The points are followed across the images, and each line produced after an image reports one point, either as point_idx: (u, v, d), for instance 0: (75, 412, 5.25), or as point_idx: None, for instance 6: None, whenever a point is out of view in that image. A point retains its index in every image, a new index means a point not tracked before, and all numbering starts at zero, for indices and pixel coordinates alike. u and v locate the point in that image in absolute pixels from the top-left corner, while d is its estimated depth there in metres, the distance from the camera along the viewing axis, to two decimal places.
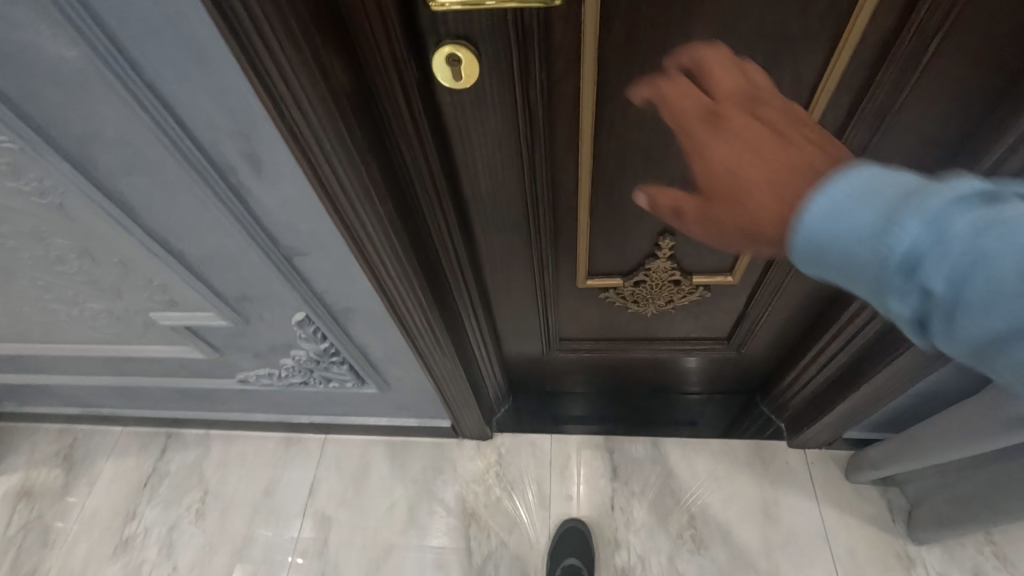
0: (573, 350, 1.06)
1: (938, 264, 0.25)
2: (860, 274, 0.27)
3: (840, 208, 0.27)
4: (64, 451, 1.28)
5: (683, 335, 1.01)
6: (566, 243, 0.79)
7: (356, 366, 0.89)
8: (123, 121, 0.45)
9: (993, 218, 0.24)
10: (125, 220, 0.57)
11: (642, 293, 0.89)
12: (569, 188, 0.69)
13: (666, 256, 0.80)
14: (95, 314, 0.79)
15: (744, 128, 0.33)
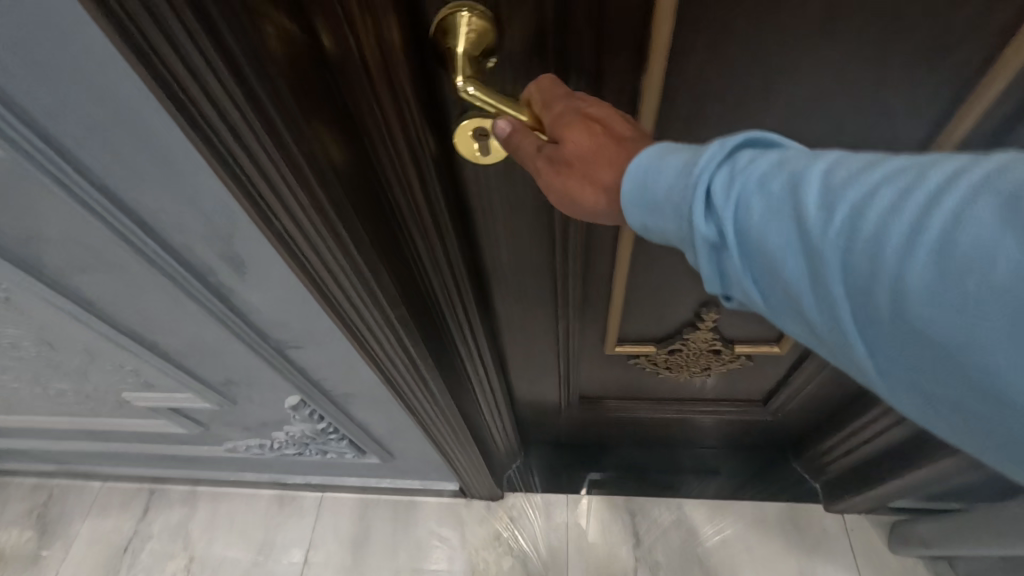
0: (595, 410, 0.98)
1: (724, 192, 0.27)
2: (664, 211, 0.30)
3: (641, 160, 0.31)
4: (37, 510, 1.18)
5: (714, 397, 0.93)
6: (595, 310, 0.71)
7: (357, 441, 0.80)
8: (75, 224, 0.36)
9: (766, 155, 0.27)
10: (85, 315, 0.48)
11: (675, 360, 0.81)
12: (606, 261, 0.62)
13: (707, 327, 0.73)
14: (62, 393, 0.70)
15: (591, 106, 0.37)
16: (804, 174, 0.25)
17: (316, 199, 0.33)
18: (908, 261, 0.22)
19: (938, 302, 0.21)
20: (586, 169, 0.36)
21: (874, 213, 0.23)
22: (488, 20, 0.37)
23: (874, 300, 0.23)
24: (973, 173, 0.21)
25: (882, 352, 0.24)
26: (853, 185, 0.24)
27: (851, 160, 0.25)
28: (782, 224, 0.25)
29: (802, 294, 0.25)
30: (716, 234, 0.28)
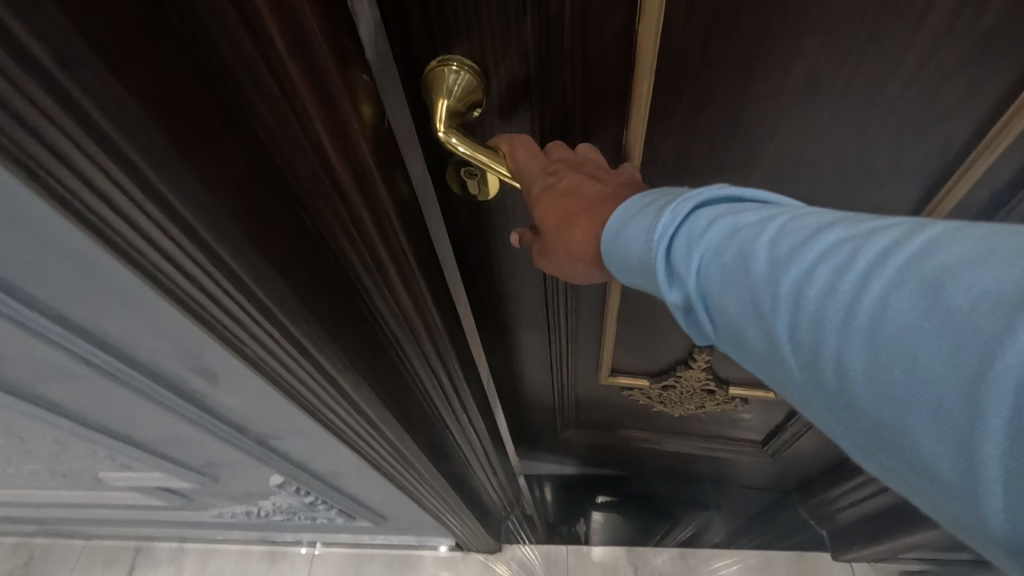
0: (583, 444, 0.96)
1: (686, 262, 0.28)
2: (642, 276, 0.31)
3: (619, 227, 0.32)
4: (18, 571, 1.14)
5: (712, 436, 0.91)
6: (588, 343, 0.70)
7: (347, 509, 0.77)
8: (29, 346, 0.34)
9: (722, 223, 0.27)
10: (50, 416, 0.45)
11: (670, 396, 0.80)
12: (595, 293, 0.61)
13: (700, 367, 0.71)
14: (36, 473, 0.66)
15: (566, 182, 0.38)
16: (750, 242, 0.25)
17: (279, 323, 0.30)
18: (835, 340, 0.21)
19: (862, 382, 0.20)
20: (567, 248, 0.38)
21: (808, 287, 0.22)
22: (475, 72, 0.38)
23: (810, 374, 0.22)
24: (900, 250, 0.21)
25: (831, 428, 0.23)
26: (792, 257, 0.24)
27: (798, 229, 0.24)
28: (733, 293, 0.26)
29: (760, 361, 0.25)
30: (683, 297, 0.29)
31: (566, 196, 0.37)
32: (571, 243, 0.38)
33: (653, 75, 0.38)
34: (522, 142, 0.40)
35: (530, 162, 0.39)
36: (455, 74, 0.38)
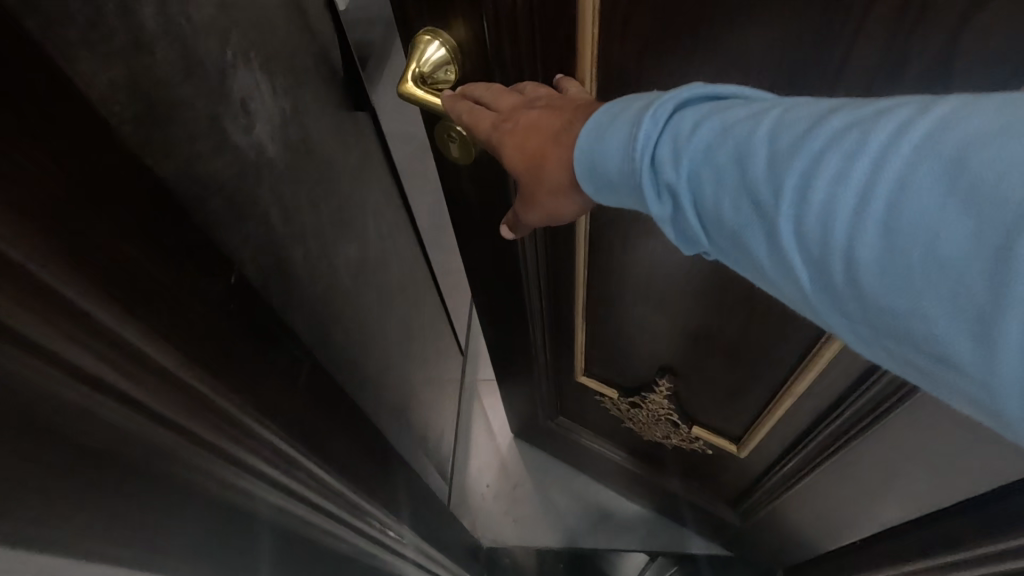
0: (572, 425, 1.17)
1: (674, 167, 0.33)
2: (622, 190, 0.37)
3: (593, 142, 0.37)
4: None
5: (677, 455, 1.06)
6: (566, 326, 0.88)
7: None
8: None
9: (709, 124, 0.32)
10: None
11: (636, 417, 1.01)
12: (567, 274, 0.76)
13: (662, 394, 0.91)
14: None
15: (521, 123, 0.45)
16: (744, 143, 0.30)
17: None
18: (847, 225, 0.26)
19: (876, 268, 0.25)
20: (544, 184, 0.43)
21: (815, 180, 0.27)
22: (454, 47, 0.51)
23: (817, 263, 0.28)
24: (894, 134, 0.25)
25: (811, 295, 0.29)
26: (793, 149, 0.28)
27: (792, 123, 0.29)
28: (729, 191, 0.31)
29: (756, 247, 0.30)
30: (670, 202, 0.34)
31: (528, 134, 0.44)
32: (547, 179, 0.43)
33: (595, 63, 0.47)
34: (476, 83, 0.51)
35: (480, 112, 0.49)
36: (426, 40, 0.51)
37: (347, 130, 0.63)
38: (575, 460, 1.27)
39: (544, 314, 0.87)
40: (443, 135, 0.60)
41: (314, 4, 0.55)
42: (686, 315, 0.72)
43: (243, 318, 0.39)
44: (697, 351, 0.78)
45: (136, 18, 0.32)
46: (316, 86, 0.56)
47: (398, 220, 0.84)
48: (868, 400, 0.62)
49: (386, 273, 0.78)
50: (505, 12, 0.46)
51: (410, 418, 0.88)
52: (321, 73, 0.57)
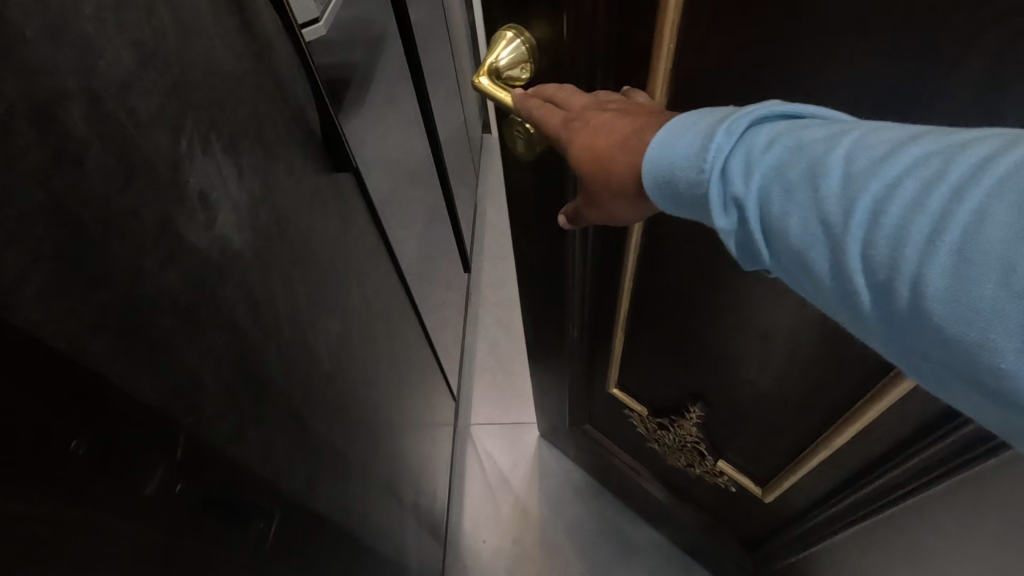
0: (599, 436, 1.13)
1: (743, 181, 0.29)
2: (689, 204, 0.33)
3: (662, 150, 0.33)
4: None
5: (698, 488, 1.00)
6: (606, 336, 0.83)
7: None
8: None
9: (785, 141, 0.28)
10: None
11: (662, 438, 0.95)
12: (610, 285, 0.71)
13: (693, 421, 0.84)
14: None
15: (590, 121, 0.41)
16: (819, 163, 0.26)
17: None
18: (918, 253, 0.22)
19: (949, 304, 0.22)
20: (607, 186, 0.39)
21: (890, 204, 0.24)
22: (534, 46, 0.46)
23: (882, 291, 0.24)
24: (991, 164, 0.21)
25: (876, 328, 0.26)
26: (869, 170, 0.24)
27: (875, 144, 0.25)
28: (797, 210, 0.27)
29: (820, 272, 0.27)
30: (731, 221, 0.30)
31: (596, 134, 0.40)
32: (611, 182, 0.39)
33: (668, 75, 0.42)
34: (550, 83, 0.46)
35: (551, 109, 0.45)
36: (508, 38, 0.47)
37: (326, 197, 0.58)
38: (598, 476, 1.23)
39: (583, 321, 0.81)
40: (513, 131, 0.57)
41: (288, 65, 0.50)
42: (720, 354, 0.67)
43: (191, 495, 0.35)
44: (729, 391, 0.72)
45: (65, 125, 0.27)
46: (286, 149, 0.50)
47: (386, 275, 0.78)
48: (913, 468, 0.57)
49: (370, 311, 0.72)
50: (585, 17, 0.41)
51: (401, 492, 0.82)
52: (296, 139, 0.52)
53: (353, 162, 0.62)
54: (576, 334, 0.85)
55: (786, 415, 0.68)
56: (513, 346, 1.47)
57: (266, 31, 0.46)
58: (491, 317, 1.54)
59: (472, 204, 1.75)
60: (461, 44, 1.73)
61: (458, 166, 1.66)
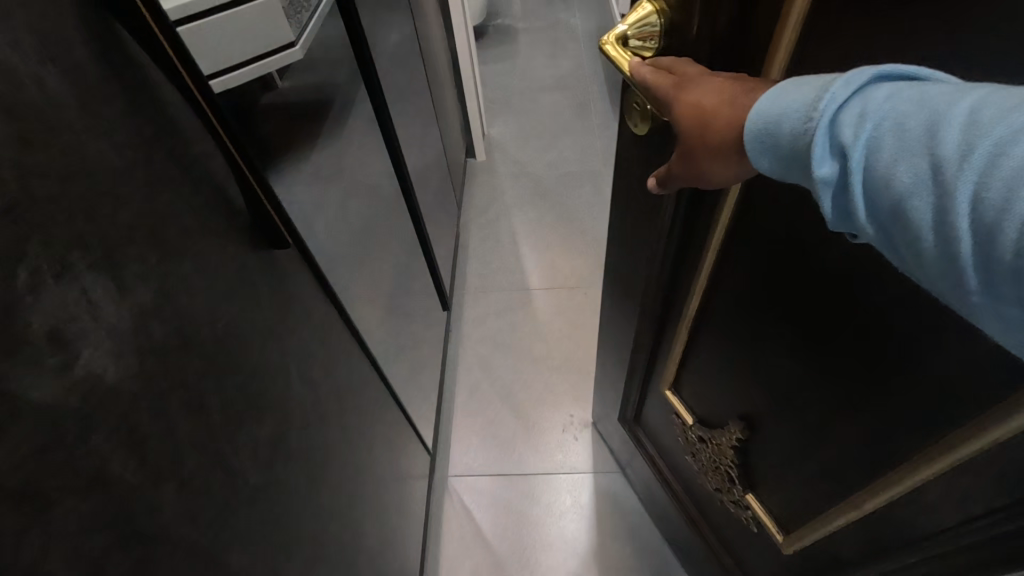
0: (646, 442, 1.06)
1: (852, 129, 0.28)
2: (790, 158, 0.32)
3: (769, 103, 0.33)
4: None
5: (724, 520, 0.90)
6: (671, 331, 0.78)
7: None
8: None
9: (908, 93, 0.27)
10: None
11: (701, 454, 0.85)
12: (689, 270, 0.66)
13: (732, 439, 0.73)
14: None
15: (699, 83, 0.40)
16: (939, 113, 0.25)
17: None
18: None
19: None
20: (704, 141, 0.39)
21: (1014, 147, 0.22)
22: (670, 19, 0.45)
23: (989, 237, 0.23)
24: None
25: (978, 279, 0.25)
26: (997, 118, 0.23)
27: (1005, 97, 0.24)
28: (908, 158, 0.26)
29: (922, 222, 0.26)
30: (832, 171, 0.29)
31: (705, 93, 0.39)
32: (709, 137, 0.39)
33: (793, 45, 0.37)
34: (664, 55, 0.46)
35: (660, 74, 0.44)
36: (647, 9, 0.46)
37: (256, 282, 0.50)
38: (643, 486, 1.15)
39: (655, 303, 0.76)
40: (630, 102, 0.56)
41: (203, 143, 0.43)
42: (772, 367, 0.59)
43: None
44: (773, 410, 0.63)
45: None
46: (201, 233, 0.43)
47: (341, 340, 0.71)
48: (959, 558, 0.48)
49: (321, 377, 0.64)
50: None
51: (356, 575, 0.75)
52: (215, 223, 0.45)
53: (289, 233, 0.55)
54: (648, 320, 0.81)
55: (823, 456, 0.58)
56: (494, 389, 1.39)
57: (170, 108, 0.40)
58: (478, 351, 1.48)
59: (453, 236, 1.69)
60: (440, 67, 1.67)
61: (436, 196, 1.60)
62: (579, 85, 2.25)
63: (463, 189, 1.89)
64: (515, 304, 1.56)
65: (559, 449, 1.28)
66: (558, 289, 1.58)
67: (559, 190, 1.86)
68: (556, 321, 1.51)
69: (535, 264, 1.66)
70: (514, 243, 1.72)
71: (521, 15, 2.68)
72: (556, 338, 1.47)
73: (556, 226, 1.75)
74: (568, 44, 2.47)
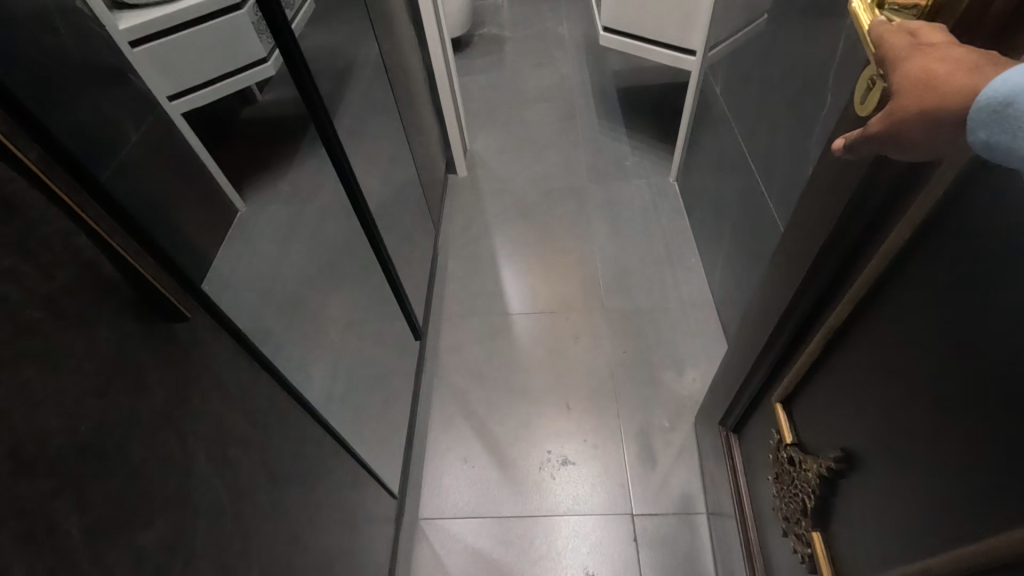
0: (736, 461, 0.98)
1: None
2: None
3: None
4: None
5: (792, 560, 0.79)
6: (811, 336, 0.67)
7: None
8: None
9: None
10: None
11: (785, 478, 0.74)
12: (862, 262, 0.55)
13: (822, 467, 0.63)
14: None
15: (937, 49, 0.37)
16: None
17: None
18: None
19: None
20: (920, 110, 0.37)
21: None
22: None
23: None
24: None
25: None
26: None
27: None
28: None
29: None
30: None
31: (942, 60, 0.36)
32: (926, 108, 0.36)
33: None
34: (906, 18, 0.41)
35: (898, 36, 0.40)
36: None
37: (146, 365, 0.44)
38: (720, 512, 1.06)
39: (807, 298, 0.65)
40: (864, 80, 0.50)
41: (60, 221, 0.37)
42: (911, 388, 0.49)
43: None
44: (893, 445, 0.52)
45: None
46: (64, 322, 0.37)
47: (274, 406, 0.64)
48: None
49: (243, 456, 0.58)
50: None
51: None
52: (87, 305, 0.39)
53: (177, 286, 0.48)
54: (788, 316, 0.70)
55: (929, 511, 0.48)
56: (468, 424, 1.33)
57: (17, 192, 0.35)
58: (458, 379, 1.42)
59: (430, 258, 1.62)
60: (415, 83, 1.61)
61: (412, 221, 1.54)
62: (567, 97, 2.20)
63: (442, 208, 1.82)
64: (494, 330, 1.50)
65: (538, 490, 1.21)
66: (540, 313, 1.52)
67: (541, 209, 1.80)
68: (536, 351, 1.44)
69: (515, 287, 1.59)
70: (496, 264, 1.66)
71: (508, 25, 2.63)
72: (537, 368, 1.41)
73: (539, 245, 1.69)
74: (554, 54, 2.42)
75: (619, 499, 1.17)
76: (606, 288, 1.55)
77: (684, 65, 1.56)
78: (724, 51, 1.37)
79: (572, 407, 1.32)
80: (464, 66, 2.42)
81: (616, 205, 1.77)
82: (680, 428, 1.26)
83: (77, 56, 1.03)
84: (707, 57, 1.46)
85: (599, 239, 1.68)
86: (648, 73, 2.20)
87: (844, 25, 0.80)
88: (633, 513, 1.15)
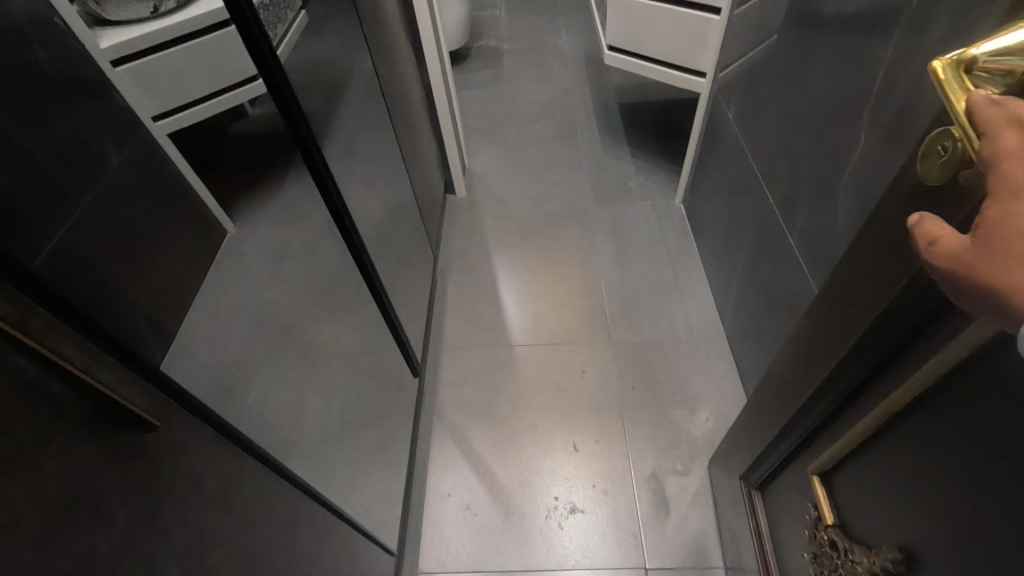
0: (761, 522, 0.91)
1: None
2: None
3: None
4: None
5: None
6: (853, 413, 0.61)
7: None
8: None
9: None
10: None
11: (825, 560, 0.68)
12: (918, 351, 0.49)
13: (873, 563, 0.57)
14: None
15: None
16: None
17: None
18: None
19: None
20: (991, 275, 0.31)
21: None
22: None
23: None
24: None
25: None
26: None
27: None
28: None
29: None
30: None
31: None
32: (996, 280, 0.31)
33: None
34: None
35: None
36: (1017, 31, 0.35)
37: (110, 486, 0.38)
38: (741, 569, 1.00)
39: (851, 374, 0.59)
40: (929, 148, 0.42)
41: None
42: (991, 504, 0.42)
43: None
44: (965, 562, 0.45)
45: None
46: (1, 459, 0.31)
47: (260, 493, 0.57)
48: None
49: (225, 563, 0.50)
50: None
51: None
52: (32, 430, 0.32)
53: (139, 385, 0.41)
54: (826, 388, 0.64)
55: None
56: (470, 466, 1.26)
57: None
58: (458, 416, 1.35)
59: (428, 285, 1.56)
60: (413, 104, 1.55)
61: (409, 249, 1.47)
62: (568, 113, 2.14)
63: (440, 230, 1.76)
64: (496, 363, 1.43)
65: (544, 540, 1.14)
66: (544, 345, 1.45)
67: (543, 231, 1.74)
68: (540, 386, 1.37)
69: (517, 317, 1.52)
70: (496, 291, 1.59)
71: (506, 37, 2.57)
72: (541, 405, 1.34)
73: (541, 270, 1.63)
74: (554, 68, 2.36)
75: (631, 552, 1.11)
76: (612, 318, 1.49)
77: (693, 87, 1.51)
78: (736, 75, 1.32)
79: (580, 449, 1.26)
80: (462, 79, 2.36)
81: (621, 227, 1.71)
82: (693, 472, 1.20)
83: (53, 73, 0.98)
84: (718, 79, 1.41)
85: (603, 265, 1.62)
86: (651, 90, 2.15)
87: (885, 60, 0.75)
88: (646, 567, 1.09)
